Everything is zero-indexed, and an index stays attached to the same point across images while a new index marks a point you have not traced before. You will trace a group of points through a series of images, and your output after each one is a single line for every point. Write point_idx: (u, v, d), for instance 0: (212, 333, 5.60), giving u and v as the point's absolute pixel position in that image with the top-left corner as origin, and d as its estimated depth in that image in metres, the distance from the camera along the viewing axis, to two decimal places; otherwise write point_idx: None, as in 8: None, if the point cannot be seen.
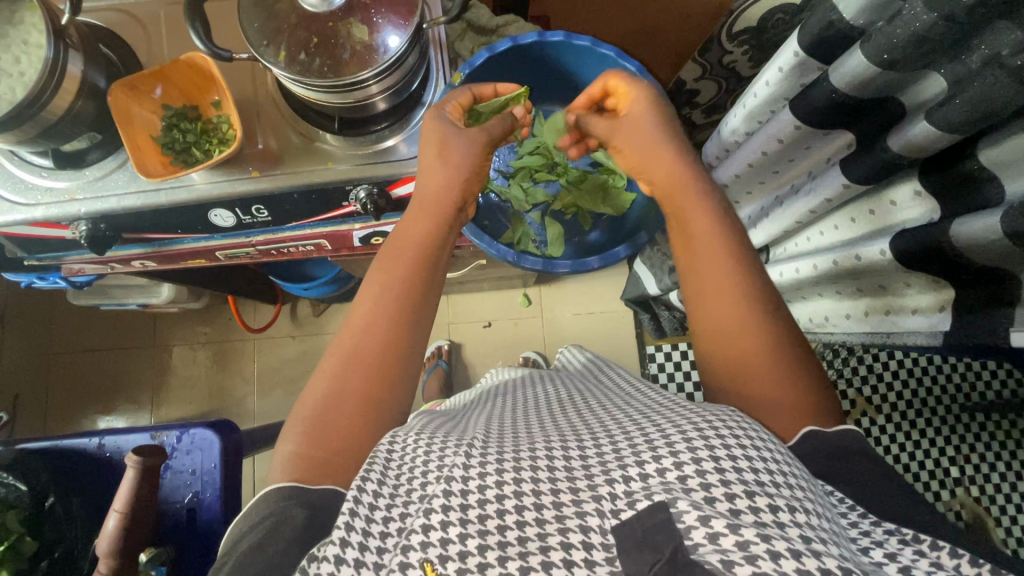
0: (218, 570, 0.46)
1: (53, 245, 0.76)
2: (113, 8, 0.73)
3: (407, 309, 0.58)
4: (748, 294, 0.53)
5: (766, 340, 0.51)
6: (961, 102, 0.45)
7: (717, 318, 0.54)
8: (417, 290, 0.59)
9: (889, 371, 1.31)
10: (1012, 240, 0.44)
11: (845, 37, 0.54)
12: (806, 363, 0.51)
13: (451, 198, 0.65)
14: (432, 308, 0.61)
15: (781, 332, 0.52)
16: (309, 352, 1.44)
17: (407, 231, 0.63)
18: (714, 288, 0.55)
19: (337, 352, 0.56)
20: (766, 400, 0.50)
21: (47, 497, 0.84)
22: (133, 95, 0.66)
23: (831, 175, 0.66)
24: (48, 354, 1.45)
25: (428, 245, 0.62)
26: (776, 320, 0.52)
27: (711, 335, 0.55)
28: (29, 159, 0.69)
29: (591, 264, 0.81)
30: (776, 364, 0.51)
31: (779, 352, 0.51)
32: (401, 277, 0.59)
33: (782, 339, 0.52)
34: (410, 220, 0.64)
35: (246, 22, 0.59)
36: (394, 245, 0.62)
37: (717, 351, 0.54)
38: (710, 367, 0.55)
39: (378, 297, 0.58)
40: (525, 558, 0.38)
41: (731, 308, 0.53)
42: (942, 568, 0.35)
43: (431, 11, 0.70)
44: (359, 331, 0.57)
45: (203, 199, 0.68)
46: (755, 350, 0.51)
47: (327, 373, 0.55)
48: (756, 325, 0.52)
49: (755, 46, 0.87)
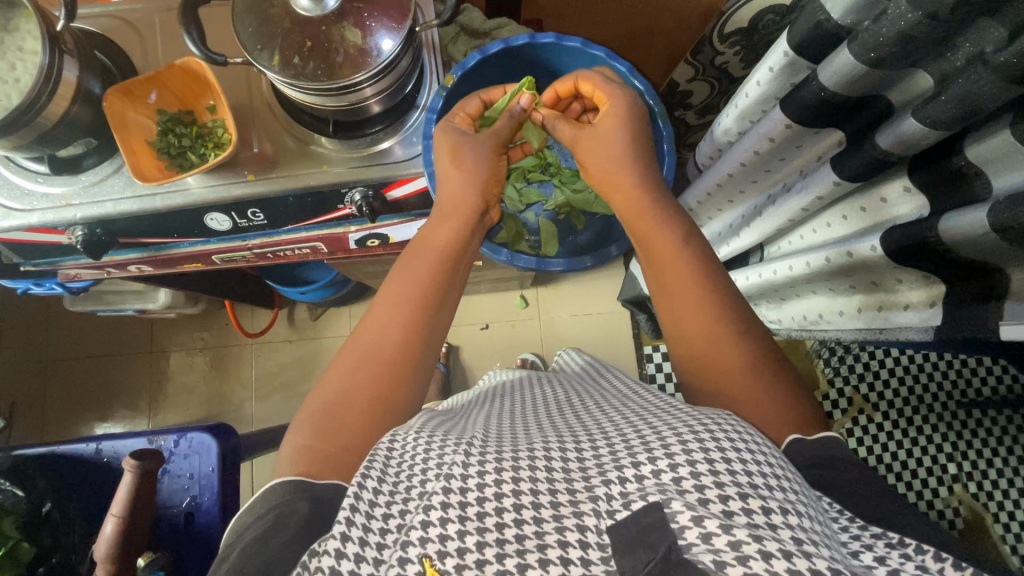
0: (222, 562, 0.46)
1: (49, 251, 0.77)
2: (108, 14, 0.74)
3: (422, 315, 0.59)
4: (728, 307, 0.55)
5: (745, 354, 0.53)
6: (947, 99, 0.45)
7: (694, 328, 0.55)
8: (432, 295, 0.60)
9: (885, 368, 1.32)
10: (1000, 235, 0.44)
11: (833, 36, 0.55)
12: (785, 378, 0.53)
13: (469, 207, 0.66)
14: (448, 317, 0.62)
15: (761, 350, 0.53)
16: (307, 356, 1.44)
17: (428, 236, 0.64)
18: (694, 299, 0.55)
19: (352, 350, 0.58)
20: (750, 402, 0.51)
21: (44, 502, 0.85)
22: (129, 100, 0.67)
23: (821, 173, 0.66)
24: (45, 361, 1.45)
25: (449, 253, 0.63)
26: (749, 337, 0.54)
27: (691, 346, 0.55)
28: (25, 165, 0.69)
29: (584, 263, 0.82)
30: (755, 374, 0.52)
31: (756, 366, 0.53)
32: (415, 285, 0.60)
33: (768, 353, 0.53)
34: (432, 225, 0.65)
35: (241, 27, 0.60)
36: (411, 252, 0.64)
37: (697, 363, 0.55)
38: (687, 367, 0.56)
39: (397, 297, 0.59)
40: (523, 555, 0.39)
41: (701, 316, 0.55)
42: (928, 572, 0.34)
43: (425, 15, 0.71)
44: (373, 333, 0.58)
45: (200, 203, 0.69)
46: (735, 360, 0.53)
47: (343, 369, 0.57)
48: (734, 338, 0.54)
49: (746, 47, 0.88)
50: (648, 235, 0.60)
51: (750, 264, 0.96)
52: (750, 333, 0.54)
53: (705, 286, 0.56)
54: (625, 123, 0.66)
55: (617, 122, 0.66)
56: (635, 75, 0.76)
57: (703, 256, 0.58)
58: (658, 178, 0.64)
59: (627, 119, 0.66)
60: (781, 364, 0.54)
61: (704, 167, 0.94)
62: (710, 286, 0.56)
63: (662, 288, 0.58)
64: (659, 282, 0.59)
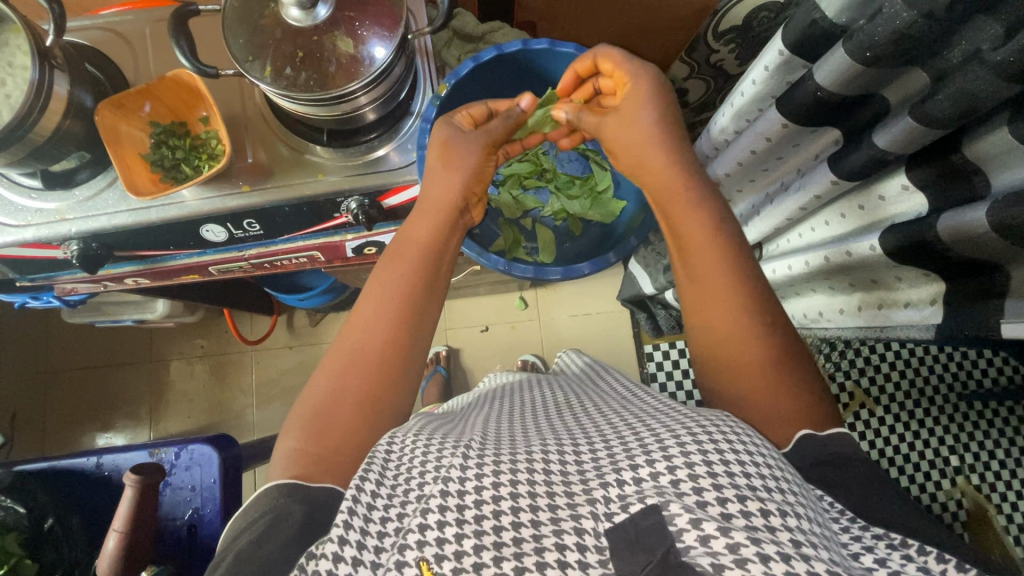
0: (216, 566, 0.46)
1: (46, 265, 0.76)
2: (98, 26, 0.73)
3: (410, 312, 0.59)
4: (746, 289, 0.54)
5: (761, 347, 0.52)
6: (943, 97, 0.45)
7: (720, 318, 0.54)
8: (419, 293, 0.60)
9: (887, 362, 1.32)
10: (999, 232, 0.44)
11: (827, 36, 0.54)
12: (799, 366, 0.52)
13: (455, 201, 0.65)
14: (434, 314, 0.61)
15: (784, 345, 0.52)
16: (307, 361, 1.44)
17: (411, 233, 0.63)
18: (720, 281, 0.55)
19: (341, 349, 0.57)
20: (757, 397, 0.51)
21: (46, 518, 0.84)
22: (121, 114, 0.66)
23: (819, 172, 0.66)
24: (44, 372, 1.45)
25: (431, 251, 0.62)
26: (772, 332, 0.53)
27: (714, 339, 0.55)
28: (17, 180, 0.69)
29: (582, 270, 0.81)
30: (768, 366, 0.51)
31: (773, 360, 0.51)
32: (402, 280, 0.60)
33: (783, 348, 0.52)
34: (416, 222, 0.64)
35: (231, 38, 0.60)
36: (398, 246, 0.63)
37: (720, 358, 0.54)
38: (706, 355, 0.56)
39: (381, 297, 0.59)
40: (520, 559, 0.38)
41: (721, 304, 0.54)
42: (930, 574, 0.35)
43: (417, 22, 0.71)
44: (359, 333, 0.57)
45: (194, 215, 0.68)
46: (751, 355, 0.52)
47: (329, 374, 0.56)
48: (747, 322, 0.53)
49: (741, 44, 0.88)
50: (684, 222, 0.58)
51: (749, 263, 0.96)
52: (772, 323, 0.53)
53: (735, 284, 0.54)
54: (649, 102, 0.62)
55: (641, 102, 0.62)
56: None
57: (730, 243, 0.56)
58: (691, 159, 0.61)
59: (652, 98, 0.62)
60: (800, 353, 0.53)
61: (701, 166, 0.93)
62: (734, 270, 0.55)
63: (689, 278, 0.57)
64: (686, 272, 0.57)
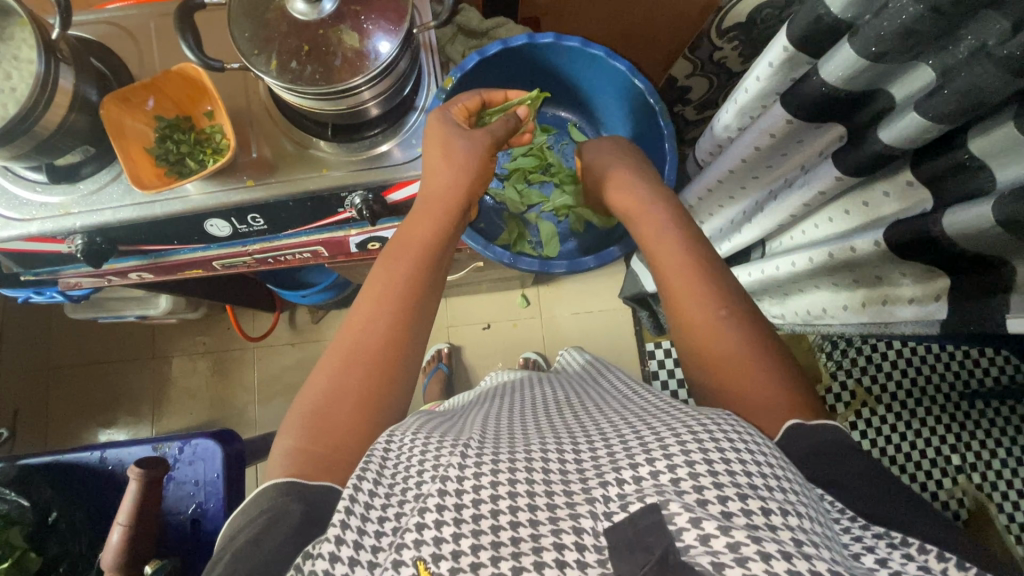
0: (214, 564, 0.46)
1: (50, 259, 0.77)
2: (104, 21, 0.74)
3: (410, 307, 0.59)
4: (722, 296, 0.57)
5: (738, 336, 0.54)
6: (949, 92, 0.45)
7: (699, 322, 0.56)
8: (420, 289, 0.60)
9: (889, 361, 1.32)
10: (1004, 228, 0.44)
11: (833, 30, 0.54)
12: (781, 364, 0.53)
13: (455, 201, 0.65)
14: (432, 308, 0.62)
15: (756, 334, 0.54)
16: (309, 358, 1.44)
17: (410, 232, 0.64)
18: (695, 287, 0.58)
19: (340, 347, 0.57)
20: (743, 388, 0.52)
21: (49, 513, 0.85)
22: (126, 108, 0.66)
23: (822, 168, 0.66)
24: (47, 368, 1.45)
25: (430, 247, 0.63)
26: (742, 324, 0.55)
27: (696, 346, 0.56)
28: (22, 174, 0.69)
29: (587, 264, 0.81)
30: (750, 356, 0.53)
31: (751, 350, 0.53)
32: (403, 277, 0.60)
33: (759, 338, 0.54)
34: (413, 220, 0.65)
35: (237, 30, 0.60)
36: (397, 243, 0.63)
37: (706, 363, 0.55)
38: (693, 361, 0.57)
39: (383, 291, 0.59)
40: (519, 558, 0.38)
41: (694, 303, 0.57)
42: (930, 573, 0.35)
43: (422, 16, 0.71)
44: (358, 329, 0.57)
45: (199, 209, 0.68)
46: (730, 346, 0.54)
47: (328, 370, 0.56)
48: (725, 323, 0.55)
49: (745, 42, 0.88)
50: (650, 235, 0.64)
51: (752, 260, 0.96)
52: (750, 322, 0.55)
53: (703, 276, 0.58)
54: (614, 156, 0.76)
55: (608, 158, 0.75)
56: (636, 74, 0.78)
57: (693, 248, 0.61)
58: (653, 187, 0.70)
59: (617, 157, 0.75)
60: (782, 353, 0.54)
61: (705, 162, 0.93)
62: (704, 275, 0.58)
63: (664, 282, 0.61)
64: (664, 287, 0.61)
